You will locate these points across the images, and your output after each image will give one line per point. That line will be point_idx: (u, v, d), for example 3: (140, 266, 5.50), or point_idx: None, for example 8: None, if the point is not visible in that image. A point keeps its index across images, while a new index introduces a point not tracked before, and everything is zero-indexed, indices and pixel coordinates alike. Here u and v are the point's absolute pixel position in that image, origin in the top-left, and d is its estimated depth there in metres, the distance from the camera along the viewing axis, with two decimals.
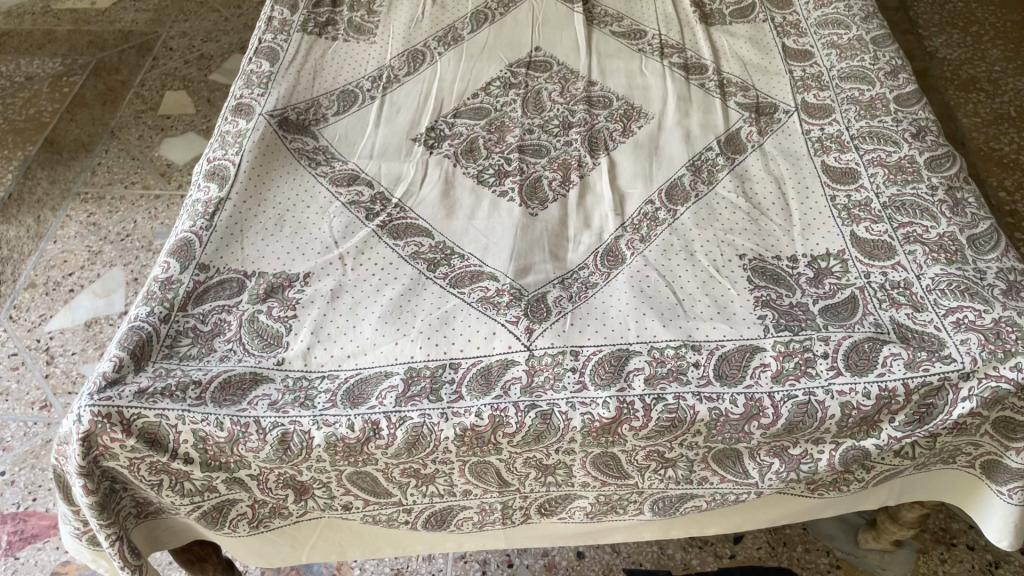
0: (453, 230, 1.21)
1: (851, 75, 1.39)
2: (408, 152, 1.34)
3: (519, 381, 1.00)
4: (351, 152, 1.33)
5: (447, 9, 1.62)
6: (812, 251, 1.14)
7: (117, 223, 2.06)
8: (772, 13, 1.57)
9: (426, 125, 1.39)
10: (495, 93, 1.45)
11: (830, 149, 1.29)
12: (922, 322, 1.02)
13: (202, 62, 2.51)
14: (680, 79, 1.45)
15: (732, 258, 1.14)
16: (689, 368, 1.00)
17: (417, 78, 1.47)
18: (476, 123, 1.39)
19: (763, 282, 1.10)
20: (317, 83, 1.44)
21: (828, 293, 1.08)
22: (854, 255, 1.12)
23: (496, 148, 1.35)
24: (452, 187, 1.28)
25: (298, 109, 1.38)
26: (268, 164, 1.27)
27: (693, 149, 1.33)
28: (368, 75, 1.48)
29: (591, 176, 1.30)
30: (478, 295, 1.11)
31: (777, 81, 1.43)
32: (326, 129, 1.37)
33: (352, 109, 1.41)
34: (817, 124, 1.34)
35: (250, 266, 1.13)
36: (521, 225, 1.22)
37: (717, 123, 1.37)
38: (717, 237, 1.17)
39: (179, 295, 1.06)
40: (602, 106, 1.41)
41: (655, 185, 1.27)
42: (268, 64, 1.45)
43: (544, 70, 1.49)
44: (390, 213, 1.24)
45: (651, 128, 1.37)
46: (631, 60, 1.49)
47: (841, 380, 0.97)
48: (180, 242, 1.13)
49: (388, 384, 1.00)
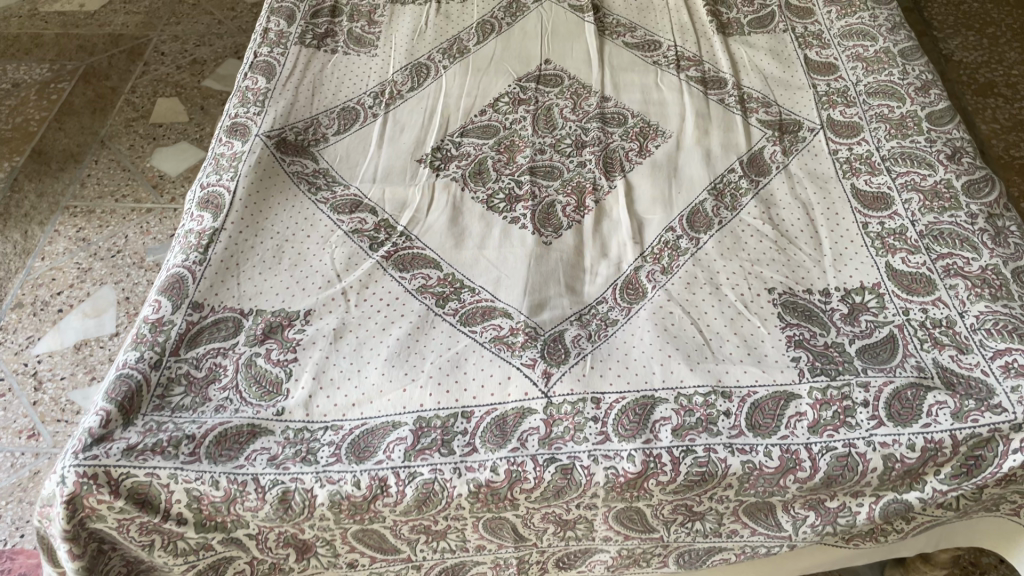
0: (462, 261, 1.14)
1: (878, 90, 1.32)
2: (413, 176, 1.27)
3: (537, 432, 0.93)
4: (352, 175, 1.26)
5: (451, 18, 1.55)
6: (845, 285, 1.07)
7: (108, 238, 1.98)
8: (792, 23, 1.49)
9: (431, 145, 1.32)
10: (504, 110, 1.37)
11: (860, 171, 1.22)
12: (968, 366, 0.95)
13: (194, 68, 2.43)
14: (699, 95, 1.37)
15: (761, 292, 1.07)
16: (719, 417, 0.93)
17: (421, 94, 1.40)
18: (484, 142, 1.32)
19: (795, 319, 1.03)
20: (316, 100, 1.36)
21: (864, 332, 1.01)
22: (891, 289, 1.05)
23: (506, 170, 1.28)
24: (460, 214, 1.21)
25: (297, 128, 1.31)
26: (266, 189, 1.20)
27: (715, 171, 1.25)
28: (369, 91, 1.40)
29: (607, 201, 1.23)
30: (490, 333, 1.03)
31: (800, 96, 1.36)
32: (327, 149, 1.29)
33: (354, 128, 1.34)
34: (845, 143, 1.27)
35: (247, 303, 1.05)
36: (535, 255, 1.14)
37: (739, 142, 1.30)
38: (744, 269, 1.10)
39: (171, 338, 0.99)
40: (616, 123, 1.34)
41: (675, 210, 1.20)
42: (264, 79, 1.37)
43: (554, 85, 1.41)
44: (395, 242, 1.16)
45: (669, 148, 1.30)
46: (646, 74, 1.42)
47: (883, 431, 0.91)
48: (171, 277, 1.06)
49: (396, 436, 0.93)
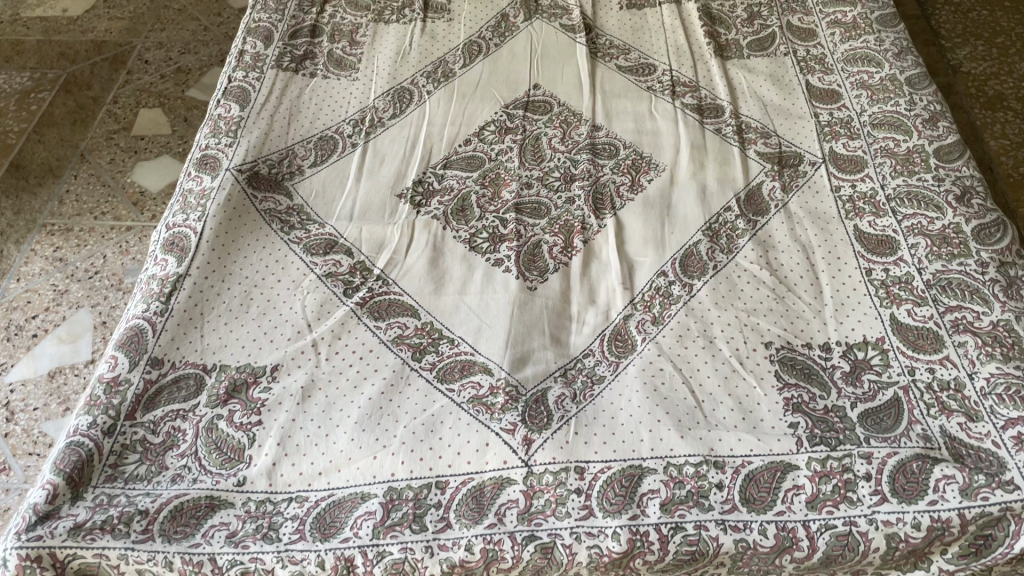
0: (442, 309, 1.08)
1: (884, 122, 1.25)
2: (392, 212, 1.20)
3: (516, 505, 0.87)
4: (328, 211, 1.19)
5: (437, 39, 1.48)
6: (847, 339, 1.01)
7: (86, 258, 1.92)
8: (794, 46, 1.42)
9: (412, 178, 1.25)
10: (489, 139, 1.31)
11: (863, 211, 1.15)
12: (978, 436, 0.89)
13: (178, 77, 2.36)
14: (695, 125, 1.30)
15: (757, 347, 1.00)
16: (711, 490, 0.87)
17: (403, 121, 1.33)
18: (469, 175, 1.26)
19: (794, 378, 0.97)
20: (292, 129, 1.30)
21: (867, 394, 0.95)
22: (896, 345, 0.99)
23: (491, 206, 1.21)
24: (441, 255, 1.14)
25: (271, 161, 1.24)
26: (236, 229, 1.13)
27: (710, 209, 1.19)
28: (349, 118, 1.33)
29: (596, 241, 1.16)
30: (469, 392, 0.97)
31: (802, 126, 1.29)
32: (301, 183, 1.23)
33: (331, 158, 1.27)
34: (848, 179, 1.20)
35: (211, 358, 0.99)
36: (518, 303, 1.08)
37: (736, 177, 1.23)
38: (739, 321, 1.03)
39: (127, 401, 0.93)
40: (607, 155, 1.28)
41: (668, 252, 1.13)
42: (238, 107, 1.31)
43: (543, 112, 1.34)
44: (371, 286, 1.10)
45: (662, 183, 1.23)
46: (640, 100, 1.35)
47: (886, 508, 0.84)
48: (130, 331, 1.00)
49: (364, 510, 0.87)
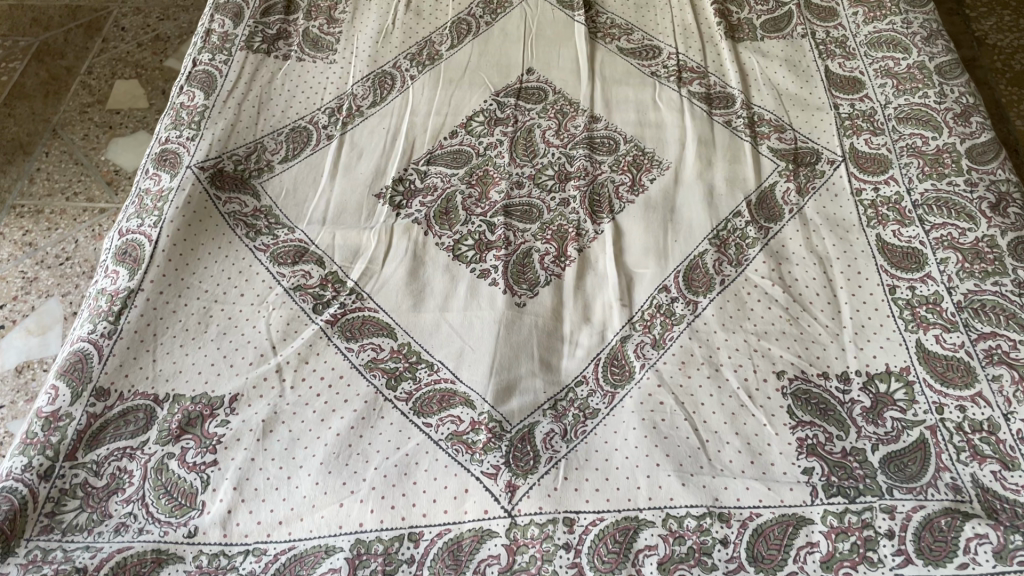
0: (421, 328, 0.98)
1: (910, 117, 1.14)
2: (369, 215, 1.10)
3: (497, 562, 0.77)
4: (299, 214, 1.09)
5: (423, 17, 1.36)
6: (867, 369, 0.91)
7: (56, 243, 1.82)
8: (812, 27, 1.30)
9: (392, 176, 1.14)
10: (478, 132, 1.19)
11: (887, 219, 1.05)
12: (1014, 488, 0.80)
13: (157, 45, 2.24)
14: (702, 118, 1.19)
15: (767, 377, 0.91)
16: (715, 548, 0.77)
17: (383, 110, 1.22)
18: (453, 172, 1.15)
19: (808, 415, 0.87)
20: (262, 119, 1.19)
21: (890, 435, 0.85)
22: (922, 377, 0.89)
23: (478, 209, 1.10)
24: (421, 264, 1.04)
25: (237, 156, 1.13)
26: (197, 236, 1.03)
27: (717, 214, 1.08)
28: (324, 106, 1.22)
29: (591, 250, 1.06)
30: (447, 429, 0.87)
31: (820, 120, 1.18)
32: (270, 181, 1.12)
33: (304, 153, 1.16)
34: (871, 181, 1.09)
35: (163, 387, 0.90)
36: (505, 322, 0.98)
37: (747, 177, 1.12)
38: (748, 346, 0.94)
39: (66, 439, 0.84)
40: (606, 151, 1.17)
41: (671, 264, 1.03)
42: (202, 95, 1.19)
43: (537, 100, 1.23)
44: (344, 301, 1.00)
45: (665, 183, 1.12)
46: (642, 88, 1.24)
47: (911, 571, 0.74)
48: (73, 356, 0.90)
49: (328, 566, 0.77)
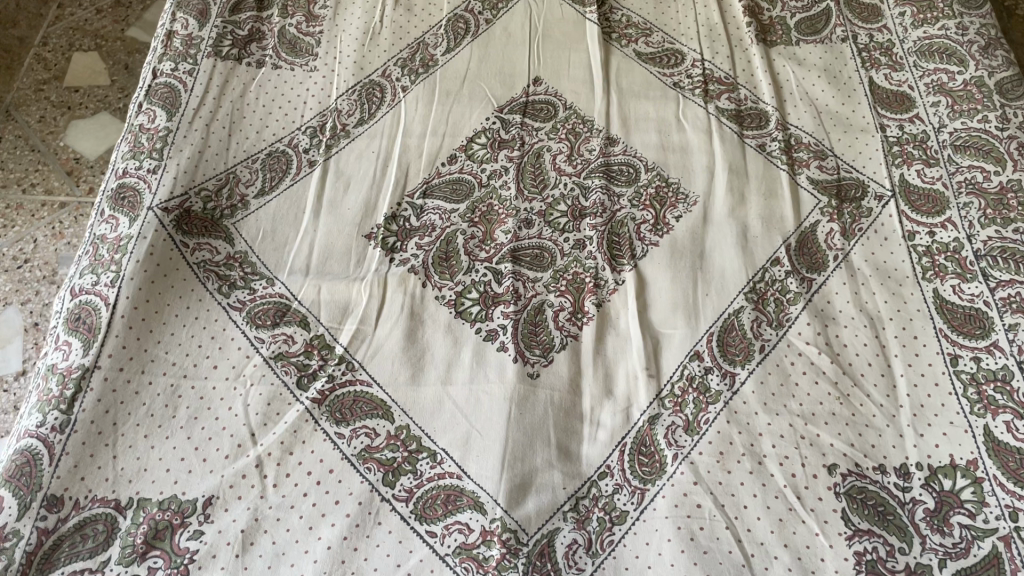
0: (421, 406, 0.86)
1: (968, 145, 1.01)
2: (359, 261, 0.96)
3: None
4: (278, 262, 0.95)
5: (414, 13, 1.20)
6: (929, 461, 0.81)
7: (11, 243, 1.54)
8: (853, 29, 1.16)
9: (384, 212, 1.00)
10: (479, 156, 1.05)
11: (945, 271, 0.93)
12: None
13: (117, 11, 1.89)
14: (733, 141, 1.06)
15: (817, 472, 0.80)
16: None
17: (371, 130, 1.07)
18: (454, 207, 1.01)
19: (866, 522, 0.77)
20: (234, 142, 1.04)
21: (959, 547, 0.76)
22: (993, 474, 0.79)
23: (482, 253, 0.97)
24: (419, 324, 0.91)
25: (207, 191, 0.99)
26: (161, 296, 0.90)
27: (753, 262, 0.96)
28: (305, 124, 1.07)
29: (612, 305, 0.94)
30: (454, 540, 0.77)
31: (864, 144, 1.05)
32: (245, 220, 0.98)
33: (282, 184, 1.02)
34: (926, 223, 0.97)
35: (126, 491, 0.78)
36: (517, 399, 0.86)
37: (785, 215, 0.99)
38: (794, 432, 0.83)
39: (14, 564, 0.72)
40: (625, 180, 1.03)
41: (703, 324, 0.91)
42: (164, 114, 1.04)
43: (546, 117, 1.09)
44: (332, 373, 0.87)
45: (693, 221, 0.99)
46: (664, 103, 1.10)
47: None
48: (20, 456, 0.78)
49: None
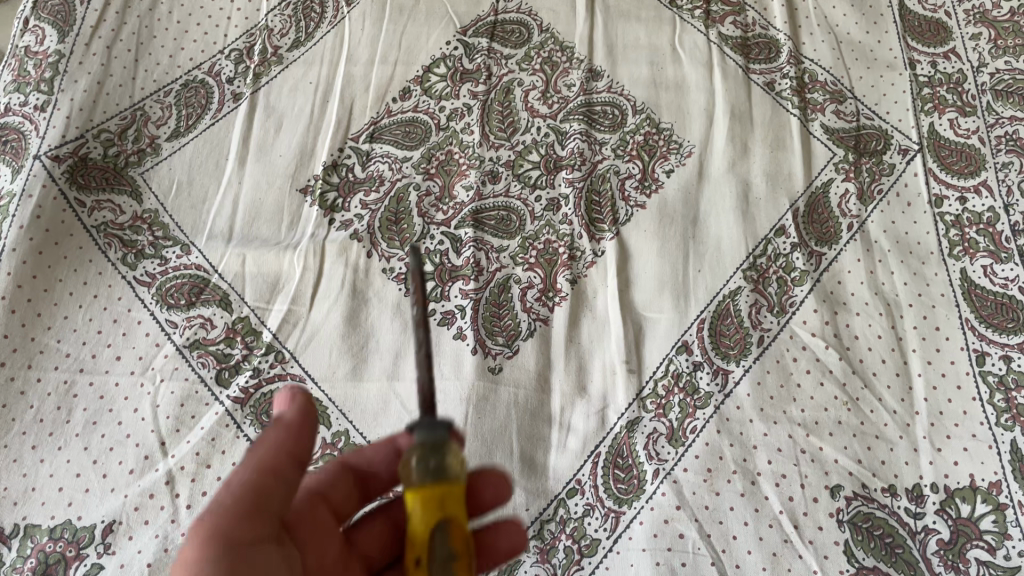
0: (363, 408, 0.72)
1: (1012, 91, 0.87)
2: (292, 222, 0.81)
3: None
4: (196, 224, 0.80)
5: None
6: (946, 482, 0.70)
7: None
8: None
9: (323, 159, 0.85)
10: (438, 91, 0.89)
11: (976, 247, 0.80)
12: None
13: None
14: (737, 79, 0.90)
15: (818, 496, 0.69)
16: None
17: (308, 55, 0.90)
18: (406, 155, 0.85)
19: (872, 557, 0.67)
20: (142, 70, 0.87)
21: None
22: (1017, 500, 0.69)
23: (439, 214, 0.82)
24: (363, 304, 0.78)
25: (108, 134, 0.83)
26: (51, 270, 0.77)
27: (755, 230, 0.82)
28: (228, 46, 0.90)
29: (589, 281, 0.80)
30: None
31: (890, 84, 0.90)
32: (155, 170, 0.82)
33: (201, 123, 0.85)
34: (957, 186, 0.83)
35: (10, 516, 0.66)
36: (475, 399, 0.74)
37: (794, 173, 0.85)
38: (793, 445, 0.72)
39: None
40: (608, 124, 0.88)
41: (693, 308, 0.78)
42: (55, 34, 0.87)
43: (518, 41, 0.92)
44: (257, 366, 0.74)
45: (687, 179, 0.85)
46: (657, 28, 0.93)
47: None
48: None
49: None
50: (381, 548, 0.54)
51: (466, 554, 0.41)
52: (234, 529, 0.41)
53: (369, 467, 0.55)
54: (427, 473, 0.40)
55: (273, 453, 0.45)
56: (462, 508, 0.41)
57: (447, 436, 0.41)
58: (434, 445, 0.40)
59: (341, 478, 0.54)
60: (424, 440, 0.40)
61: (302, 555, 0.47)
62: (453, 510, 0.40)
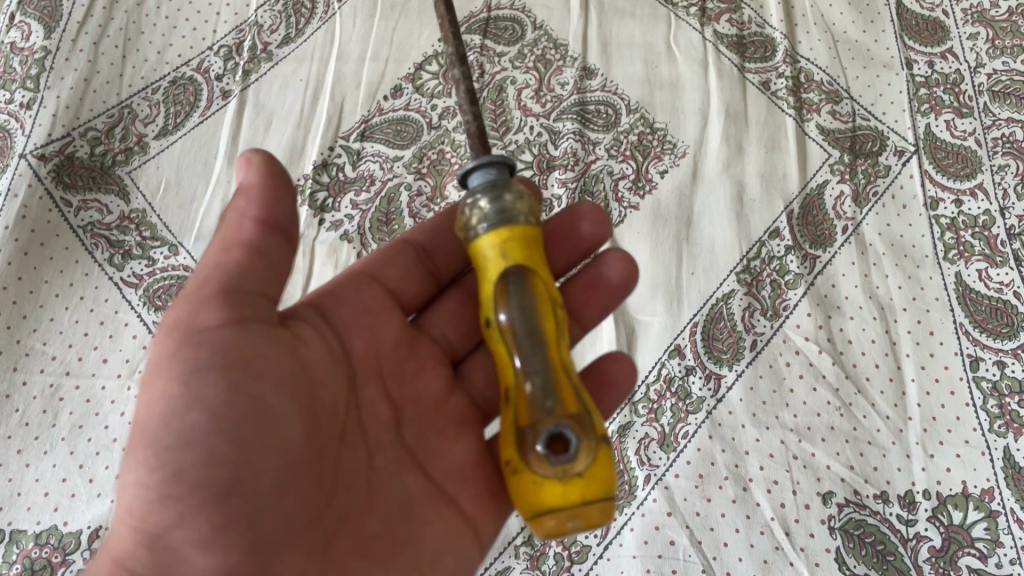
0: None
1: (1009, 92, 0.87)
2: None
3: None
4: (184, 224, 0.79)
5: None
6: (938, 489, 0.70)
7: None
8: None
9: (313, 158, 0.84)
10: (430, 89, 0.88)
11: (971, 251, 0.80)
12: None
13: None
14: (733, 78, 0.89)
15: (810, 502, 0.69)
16: None
17: (299, 52, 0.89)
18: (397, 155, 0.84)
19: (862, 564, 0.67)
20: (129, 67, 0.86)
21: None
22: (1008, 507, 0.69)
23: (430, 214, 0.81)
24: None
25: (95, 131, 0.82)
26: (37, 271, 0.76)
27: (749, 231, 0.81)
28: (217, 42, 0.89)
29: None
30: None
31: (887, 84, 0.89)
32: (143, 169, 0.81)
33: (189, 121, 0.84)
34: (953, 188, 0.83)
35: None
36: None
37: (788, 173, 0.84)
38: (785, 451, 0.71)
39: None
40: (602, 123, 0.87)
41: (686, 311, 0.78)
42: (41, 30, 0.86)
43: (512, 37, 0.91)
44: None
45: (681, 179, 0.84)
46: (652, 26, 0.92)
47: None
48: None
49: None
50: (459, 329, 0.60)
51: (545, 292, 0.47)
52: (191, 317, 0.43)
53: (432, 242, 0.62)
54: (490, 215, 0.48)
55: (243, 227, 0.46)
56: (532, 255, 0.48)
57: (503, 178, 0.49)
58: (490, 180, 0.49)
59: (403, 255, 0.60)
60: (482, 177, 0.49)
61: (341, 329, 0.51)
62: (524, 257, 0.48)
